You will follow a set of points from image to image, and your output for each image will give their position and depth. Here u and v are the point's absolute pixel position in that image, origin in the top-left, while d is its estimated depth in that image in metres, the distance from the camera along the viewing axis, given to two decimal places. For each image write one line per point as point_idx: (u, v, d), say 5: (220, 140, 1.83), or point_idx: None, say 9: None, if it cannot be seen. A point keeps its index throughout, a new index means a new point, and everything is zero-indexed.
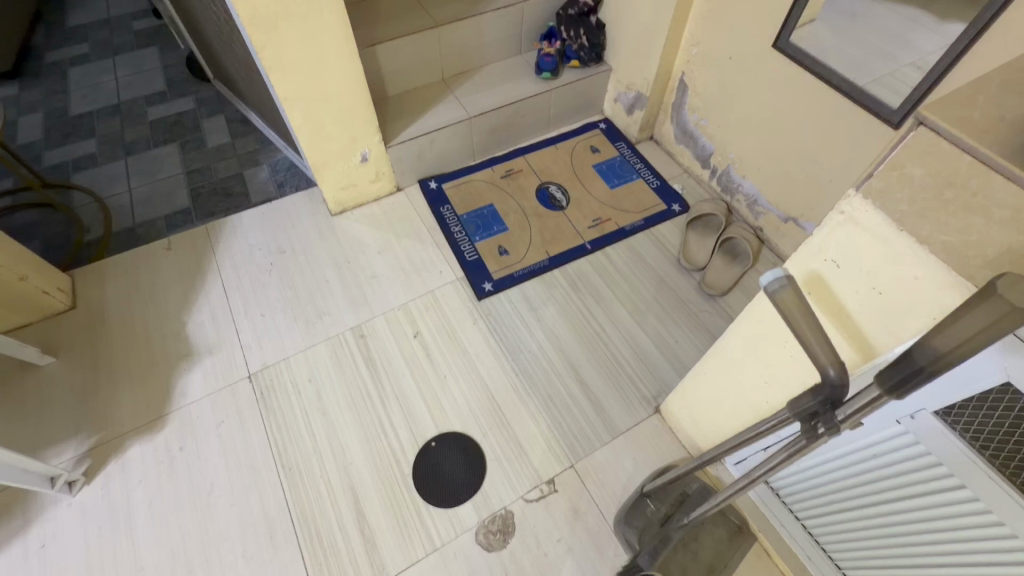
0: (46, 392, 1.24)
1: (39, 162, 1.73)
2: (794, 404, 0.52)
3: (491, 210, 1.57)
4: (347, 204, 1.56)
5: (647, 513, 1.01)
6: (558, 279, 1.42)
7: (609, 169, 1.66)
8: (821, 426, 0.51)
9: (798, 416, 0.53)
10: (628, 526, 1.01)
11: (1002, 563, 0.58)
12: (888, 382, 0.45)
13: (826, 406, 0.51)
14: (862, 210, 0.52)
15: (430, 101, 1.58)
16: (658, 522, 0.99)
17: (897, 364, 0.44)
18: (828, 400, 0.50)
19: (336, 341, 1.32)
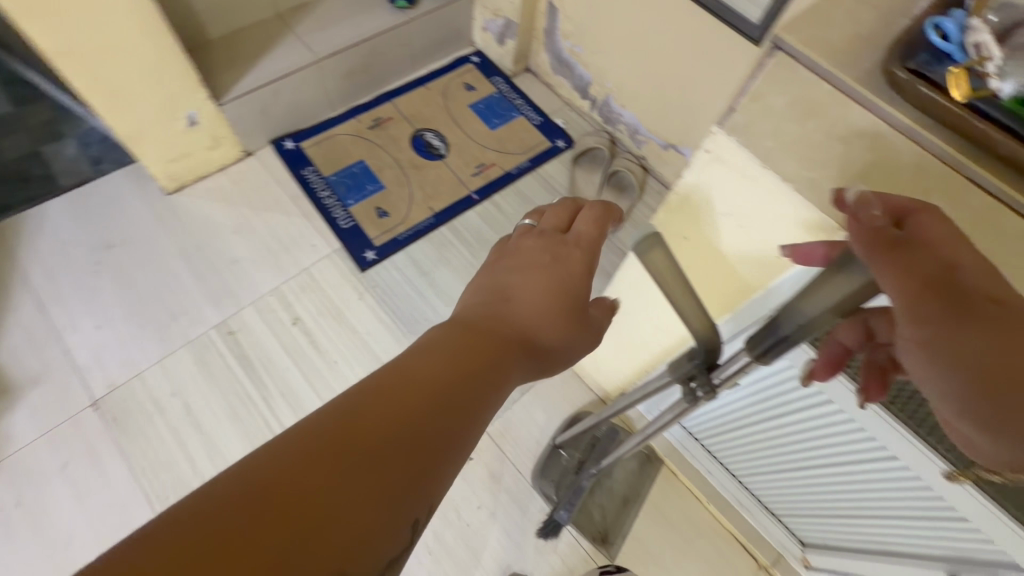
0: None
1: None
2: (674, 369, 0.52)
3: (363, 167, 1.40)
4: (185, 179, 1.31)
5: (562, 462, 1.01)
6: (447, 236, 1.32)
7: (487, 108, 1.54)
8: (699, 390, 0.52)
9: (677, 381, 0.52)
10: (546, 479, 1.01)
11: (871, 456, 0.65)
12: (756, 349, 0.44)
13: (702, 369, 0.51)
14: (727, 148, 0.47)
15: (266, 42, 1.33)
16: (573, 469, 1.01)
17: (765, 334, 0.43)
18: (705, 365, 0.50)
19: (200, 344, 1.14)
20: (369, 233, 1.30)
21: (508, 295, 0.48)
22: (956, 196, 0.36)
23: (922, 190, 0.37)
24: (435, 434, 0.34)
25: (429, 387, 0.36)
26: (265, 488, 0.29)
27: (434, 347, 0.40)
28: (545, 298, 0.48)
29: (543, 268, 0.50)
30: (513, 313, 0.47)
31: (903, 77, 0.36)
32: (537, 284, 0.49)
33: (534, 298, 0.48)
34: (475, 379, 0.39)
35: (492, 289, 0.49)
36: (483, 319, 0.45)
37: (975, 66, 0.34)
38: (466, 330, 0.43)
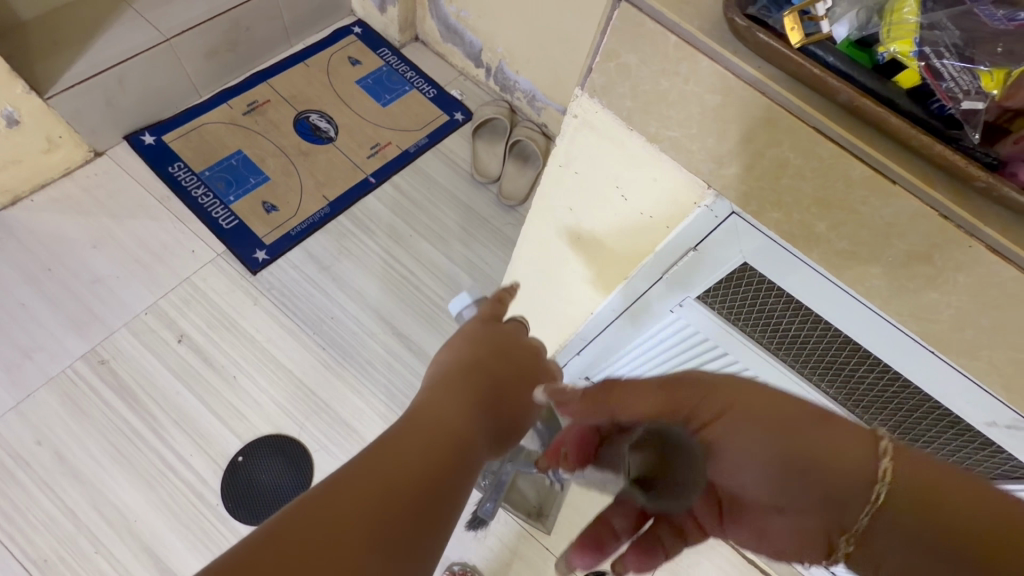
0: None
1: None
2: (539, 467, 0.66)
3: (241, 158, 1.26)
4: (19, 190, 1.11)
5: None
6: (346, 225, 1.23)
7: (376, 84, 1.43)
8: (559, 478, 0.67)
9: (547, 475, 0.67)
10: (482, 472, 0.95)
11: None
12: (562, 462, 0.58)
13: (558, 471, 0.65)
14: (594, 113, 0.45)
15: (98, 21, 1.14)
16: None
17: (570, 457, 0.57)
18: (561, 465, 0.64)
19: (66, 379, 0.99)
20: (257, 232, 1.18)
21: (489, 373, 0.48)
22: (804, 147, 0.35)
23: (773, 143, 0.36)
24: (431, 500, 0.35)
25: (423, 454, 0.37)
26: (269, 561, 0.29)
27: (429, 410, 0.42)
28: (521, 388, 0.50)
29: (521, 369, 0.52)
30: (496, 398, 0.47)
31: (743, 24, 0.34)
32: (518, 377, 0.51)
33: (515, 387, 0.49)
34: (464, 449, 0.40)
35: (475, 365, 0.49)
36: (469, 390, 0.46)
37: (809, 8, 0.33)
38: (460, 400, 0.44)
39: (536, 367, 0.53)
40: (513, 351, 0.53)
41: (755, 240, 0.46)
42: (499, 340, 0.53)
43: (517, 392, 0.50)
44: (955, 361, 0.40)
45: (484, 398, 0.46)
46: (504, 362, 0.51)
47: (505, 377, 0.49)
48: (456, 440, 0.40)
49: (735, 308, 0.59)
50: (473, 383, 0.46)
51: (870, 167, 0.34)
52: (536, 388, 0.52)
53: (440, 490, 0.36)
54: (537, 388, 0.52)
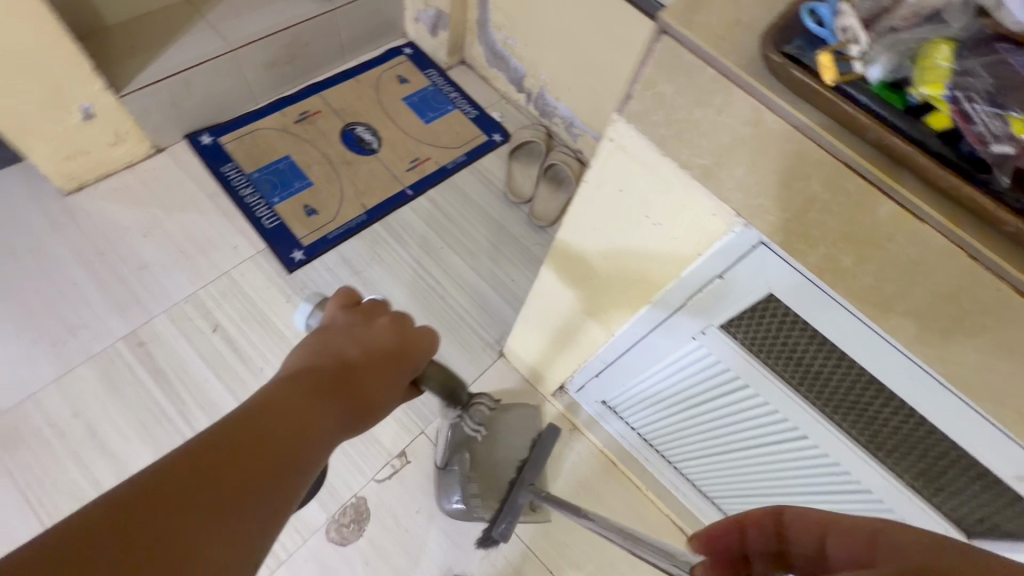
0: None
1: None
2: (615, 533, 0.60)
3: (289, 163, 1.32)
4: (86, 178, 1.19)
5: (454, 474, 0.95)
6: (380, 232, 1.28)
7: (421, 102, 1.49)
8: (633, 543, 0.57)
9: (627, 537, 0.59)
10: (445, 483, 0.97)
11: (792, 441, 0.66)
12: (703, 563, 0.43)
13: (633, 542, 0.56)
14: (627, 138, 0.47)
15: (173, 30, 1.23)
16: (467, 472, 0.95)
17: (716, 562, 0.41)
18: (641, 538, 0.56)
19: (106, 357, 1.05)
20: (296, 232, 1.24)
21: (348, 360, 0.47)
22: (832, 182, 0.36)
23: (801, 175, 0.37)
24: (250, 488, 0.34)
25: (245, 446, 0.36)
26: None
27: (269, 404, 0.40)
28: (388, 371, 0.48)
29: (387, 350, 0.49)
30: (348, 383, 0.45)
31: (778, 60, 0.36)
32: (382, 360, 0.48)
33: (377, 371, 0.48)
34: (304, 440, 0.39)
35: (338, 354, 0.47)
36: (321, 381, 0.44)
37: (843, 48, 0.35)
38: (311, 390, 0.43)
39: (405, 345, 0.51)
40: (380, 334, 0.50)
41: (779, 270, 0.47)
42: (373, 324, 0.51)
43: (379, 374, 0.48)
44: (981, 408, 0.39)
45: (337, 387, 0.44)
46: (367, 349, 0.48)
47: (365, 364, 0.47)
48: (292, 432, 0.39)
49: (759, 342, 0.59)
50: (328, 372, 0.45)
51: (898, 204, 0.34)
52: (403, 366, 0.50)
53: (262, 481, 0.35)
54: (405, 366, 0.50)
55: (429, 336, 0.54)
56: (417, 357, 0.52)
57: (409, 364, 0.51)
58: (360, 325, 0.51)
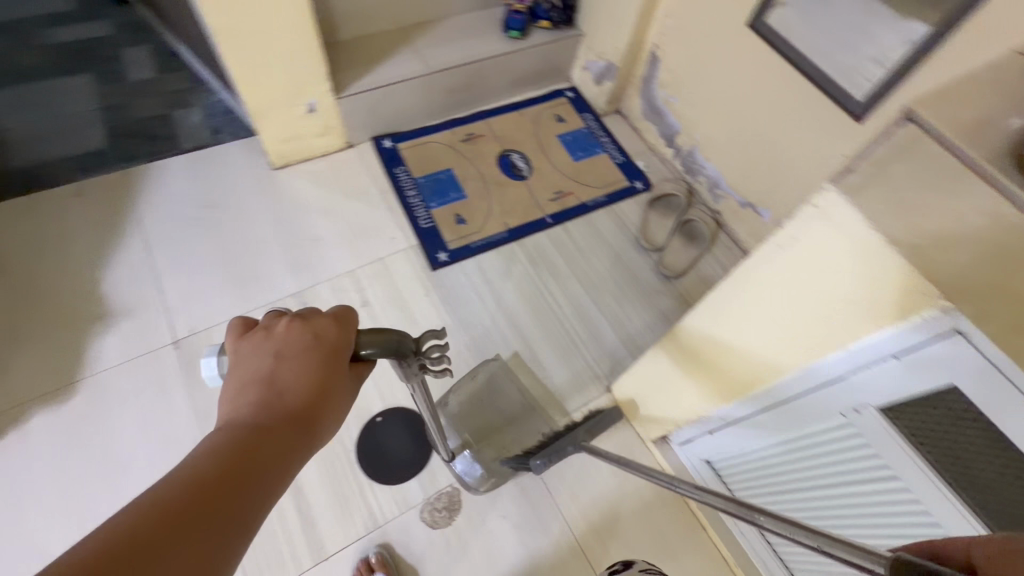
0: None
1: None
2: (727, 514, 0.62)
3: (449, 174, 1.47)
4: (292, 158, 1.42)
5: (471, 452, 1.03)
6: (516, 252, 1.37)
7: (573, 141, 1.60)
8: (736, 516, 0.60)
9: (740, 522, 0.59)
10: (464, 472, 1.03)
11: None
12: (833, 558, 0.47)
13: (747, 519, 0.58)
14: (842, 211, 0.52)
15: (387, 49, 1.44)
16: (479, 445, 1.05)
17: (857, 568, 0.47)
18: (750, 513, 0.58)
19: (275, 307, 1.22)
20: (444, 236, 1.37)
21: (271, 379, 0.48)
22: None
23: None
24: (214, 526, 0.38)
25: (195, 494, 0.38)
26: None
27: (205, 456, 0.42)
28: (318, 373, 0.50)
29: (306, 351, 0.50)
30: (279, 402, 0.47)
31: None
32: (300, 365, 0.49)
33: (305, 377, 0.49)
34: (256, 464, 0.43)
35: (257, 377, 0.48)
36: (251, 414, 0.46)
37: None
38: (242, 427, 0.45)
39: (331, 335, 0.52)
40: (292, 337, 0.50)
41: (964, 366, 0.48)
42: (276, 333, 0.51)
43: (305, 380, 0.49)
44: None
45: (272, 411, 0.47)
46: (278, 362, 0.49)
47: (284, 377, 0.49)
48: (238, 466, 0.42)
49: (924, 433, 0.59)
50: (254, 401, 0.47)
51: None
52: (339, 361, 0.52)
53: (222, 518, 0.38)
54: (339, 361, 0.51)
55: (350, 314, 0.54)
56: (349, 342, 0.53)
57: (344, 354, 0.52)
58: (262, 337, 0.51)
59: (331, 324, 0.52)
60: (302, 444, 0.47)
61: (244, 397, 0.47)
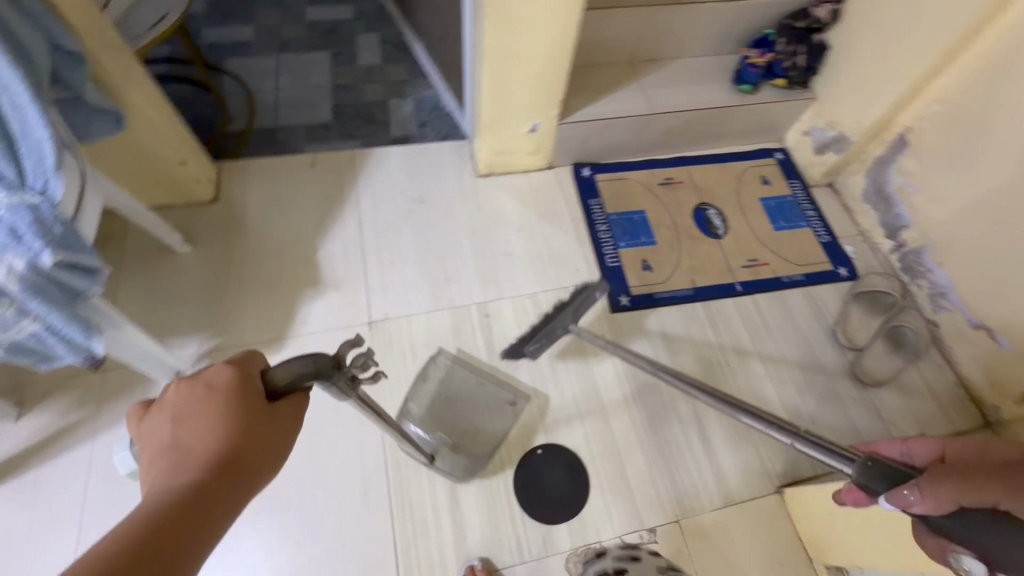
0: (164, 279, 1.24)
1: (213, 52, 1.84)
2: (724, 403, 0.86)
3: (642, 217, 1.45)
4: (497, 169, 1.47)
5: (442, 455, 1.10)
6: (698, 314, 1.32)
7: (776, 208, 1.50)
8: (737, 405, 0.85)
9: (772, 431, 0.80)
10: (446, 470, 1.09)
11: None
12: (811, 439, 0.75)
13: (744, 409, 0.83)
14: None
15: (613, 82, 1.43)
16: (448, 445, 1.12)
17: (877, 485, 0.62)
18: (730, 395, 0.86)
19: (460, 312, 1.27)
20: (629, 280, 1.34)
21: (177, 442, 0.59)
22: None
23: None
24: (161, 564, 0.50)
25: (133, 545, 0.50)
26: None
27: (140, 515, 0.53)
28: (230, 419, 0.60)
29: (206, 403, 0.60)
30: (191, 456, 0.58)
31: None
32: (199, 419, 0.60)
33: (214, 428, 0.59)
34: (188, 508, 0.54)
35: (173, 441, 0.59)
36: (174, 472, 0.57)
37: None
38: (172, 485, 0.56)
39: (225, 383, 0.61)
40: (192, 397, 0.60)
41: None
42: (171, 401, 0.61)
43: (211, 434, 0.59)
44: None
45: (189, 466, 0.57)
46: (183, 424, 0.60)
47: (188, 437, 0.59)
48: (171, 516, 0.53)
49: None
50: (172, 461, 0.58)
51: None
52: (249, 403, 0.61)
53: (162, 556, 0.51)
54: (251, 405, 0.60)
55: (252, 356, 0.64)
56: (251, 380, 0.62)
57: (249, 389, 0.61)
58: (166, 408, 0.61)
59: (223, 372, 0.61)
60: (227, 485, 0.58)
61: (165, 462, 0.58)
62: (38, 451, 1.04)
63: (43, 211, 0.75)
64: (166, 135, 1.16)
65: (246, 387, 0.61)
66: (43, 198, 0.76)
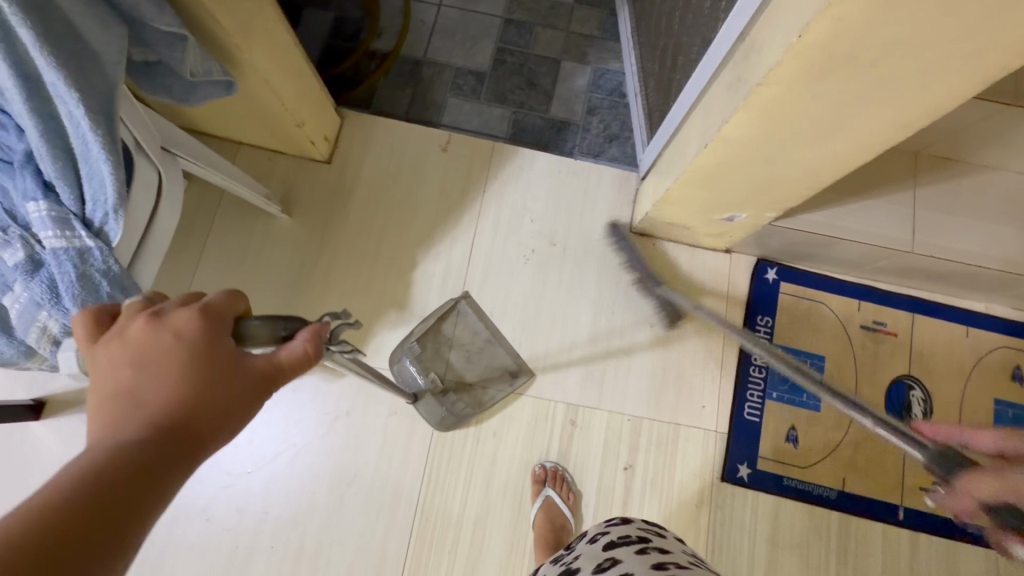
0: (254, 243, 1.12)
1: None
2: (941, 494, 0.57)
3: (817, 366, 1.09)
4: (658, 232, 1.13)
5: (429, 399, 1.04)
6: (830, 527, 1.01)
7: (1012, 423, 1.07)
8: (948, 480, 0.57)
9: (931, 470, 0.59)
10: (424, 414, 1.04)
11: None
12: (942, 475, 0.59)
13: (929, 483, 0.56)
14: None
15: (871, 181, 0.99)
16: (438, 390, 1.04)
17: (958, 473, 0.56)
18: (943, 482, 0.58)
19: (545, 406, 1.06)
20: (761, 447, 1.05)
21: (126, 394, 0.42)
22: None
23: None
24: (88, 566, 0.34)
25: (56, 530, 0.34)
26: None
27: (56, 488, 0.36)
28: (199, 372, 0.44)
29: (173, 353, 0.44)
30: (140, 413, 0.42)
31: None
32: (157, 368, 0.43)
33: (177, 386, 0.43)
34: (130, 490, 0.38)
35: (117, 391, 0.42)
36: (114, 434, 0.40)
37: None
38: (104, 454, 0.39)
39: (198, 330, 0.45)
40: (153, 341, 0.44)
41: None
42: (128, 335, 0.44)
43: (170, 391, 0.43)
44: None
45: (136, 425, 0.41)
46: (139, 373, 0.43)
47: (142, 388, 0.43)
48: (103, 498, 0.37)
49: None
50: (116, 419, 0.41)
51: None
52: (223, 355, 0.46)
53: (87, 554, 0.35)
54: (227, 359, 0.46)
55: (235, 298, 0.49)
56: (227, 325, 0.47)
57: (224, 342, 0.46)
58: (118, 341, 0.44)
59: (195, 315, 0.46)
60: (178, 461, 0.41)
61: (105, 417, 0.41)
62: None
63: (93, 258, 0.60)
64: (287, 97, 0.93)
65: (222, 325, 0.47)
66: (98, 238, 0.61)
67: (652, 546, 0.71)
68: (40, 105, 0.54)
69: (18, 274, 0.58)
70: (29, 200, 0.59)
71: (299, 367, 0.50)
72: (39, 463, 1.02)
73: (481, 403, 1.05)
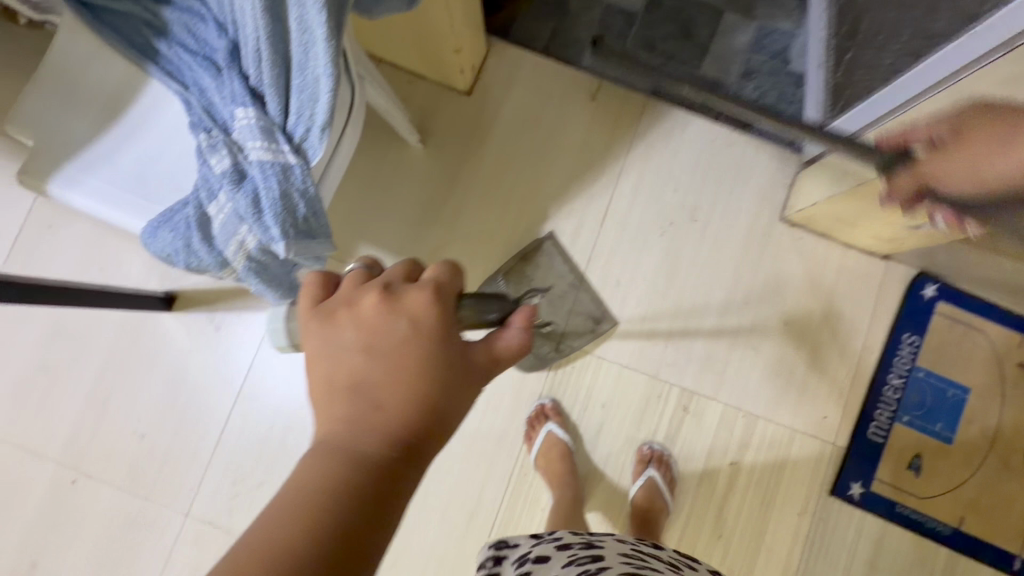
0: (384, 170, 1.08)
1: None
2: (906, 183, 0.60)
3: (959, 398, 1.01)
4: (813, 225, 1.03)
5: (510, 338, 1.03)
6: (936, 562, 0.97)
7: None
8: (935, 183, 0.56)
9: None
10: None
11: None
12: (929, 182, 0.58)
13: None
14: None
15: None
16: None
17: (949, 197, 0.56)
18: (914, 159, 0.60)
19: (659, 387, 1.03)
20: (880, 470, 1.00)
21: (356, 382, 0.40)
22: None
23: None
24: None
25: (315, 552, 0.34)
26: None
27: (308, 488, 0.37)
28: (432, 366, 0.41)
29: (406, 343, 0.41)
30: (383, 409, 0.40)
31: None
32: (397, 359, 0.41)
33: (407, 382, 0.40)
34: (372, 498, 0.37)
35: (351, 377, 0.41)
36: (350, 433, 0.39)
37: None
38: (342, 461, 0.38)
39: (427, 319, 0.42)
40: (392, 325, 0.41)
41: None
42: (356, 314, 0.42)
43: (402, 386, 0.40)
44: None
45: (368, 426, 0.39)
46: (376, 357, 0.41)
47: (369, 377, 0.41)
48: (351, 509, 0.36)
49: None
50: (352, 414, 0.40)
51: None
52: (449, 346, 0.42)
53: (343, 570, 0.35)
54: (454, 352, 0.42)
55: (457, 274, 0.44)
56: (450, 306, 0.43)
57: (451, 330, 0.42)
58: (348, 320, 0.42)
59: (431, 300, 0.42)
60: (411, 463, 0.40)
61: (336, 410, 0.40)
62: (230, 298, 1.07)
63: (294, 176, 0.57)
64: (456, 16, 0.85)
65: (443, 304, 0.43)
66: (298, 155, 0.57)
67: (687, 563, 0.66)
68: (272, 4, 0.51)
69: (224, 183, 0.56)
70: (239, 106, 0.57)
71: (516, 356, 0.45)
72: (169, 352, 1.07)
73: (564, 351, 1.03)
